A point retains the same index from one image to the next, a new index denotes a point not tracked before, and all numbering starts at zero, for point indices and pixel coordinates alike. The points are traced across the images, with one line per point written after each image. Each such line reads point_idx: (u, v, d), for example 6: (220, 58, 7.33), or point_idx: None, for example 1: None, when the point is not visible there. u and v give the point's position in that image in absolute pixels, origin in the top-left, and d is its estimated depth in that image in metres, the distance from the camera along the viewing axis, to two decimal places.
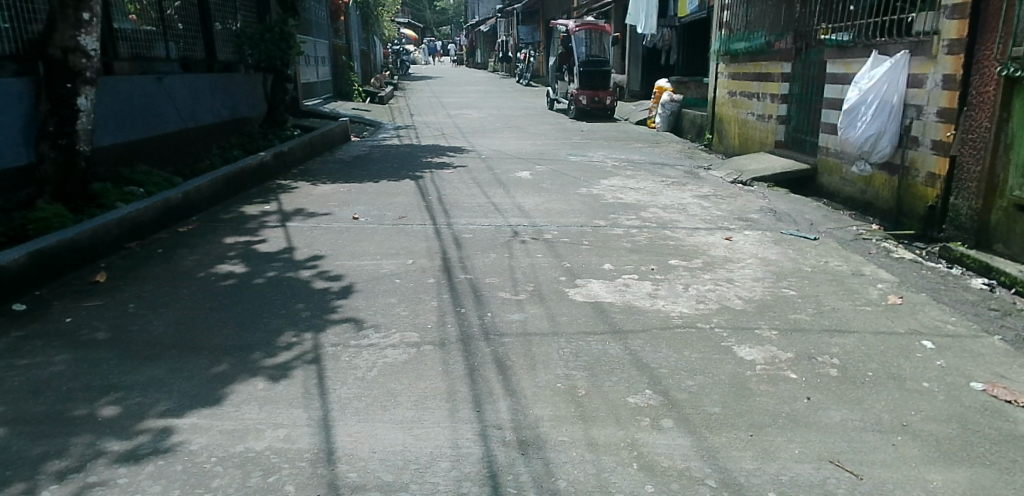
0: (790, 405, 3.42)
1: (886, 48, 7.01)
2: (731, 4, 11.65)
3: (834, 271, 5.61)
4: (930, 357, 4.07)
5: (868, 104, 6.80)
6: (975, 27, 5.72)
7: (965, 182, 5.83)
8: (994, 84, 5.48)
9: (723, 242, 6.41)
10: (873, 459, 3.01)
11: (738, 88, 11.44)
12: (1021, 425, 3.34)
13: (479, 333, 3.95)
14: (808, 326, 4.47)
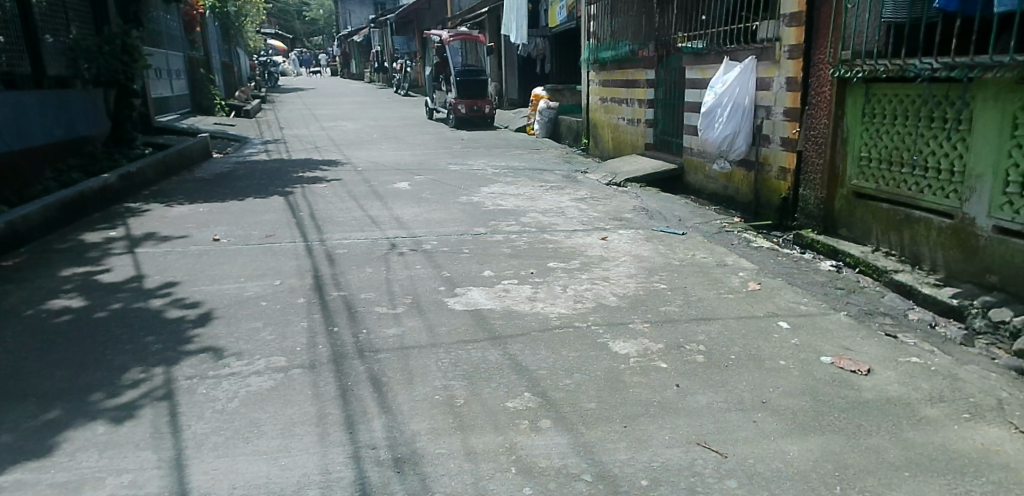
0: (660, 393, 3.57)
1: (736, 54, 7.49)
2: (596, 14, 12.07)
3: (700, 263, 5.93)
4: (785, 336, 4.39)
5: (723, 106, 7.19)
6: (810, 34, 6.24)
7: (811, 174, 6.34)
8: (829, 85, 6.00)
9: (598, 242, 6.61)
10: (736, 437, 3.19)
11: (609, 95, 11.87)
12: (862, 392, 3.67)
13: (353, 351, 3.84)
14: (677, 316, 4.70)
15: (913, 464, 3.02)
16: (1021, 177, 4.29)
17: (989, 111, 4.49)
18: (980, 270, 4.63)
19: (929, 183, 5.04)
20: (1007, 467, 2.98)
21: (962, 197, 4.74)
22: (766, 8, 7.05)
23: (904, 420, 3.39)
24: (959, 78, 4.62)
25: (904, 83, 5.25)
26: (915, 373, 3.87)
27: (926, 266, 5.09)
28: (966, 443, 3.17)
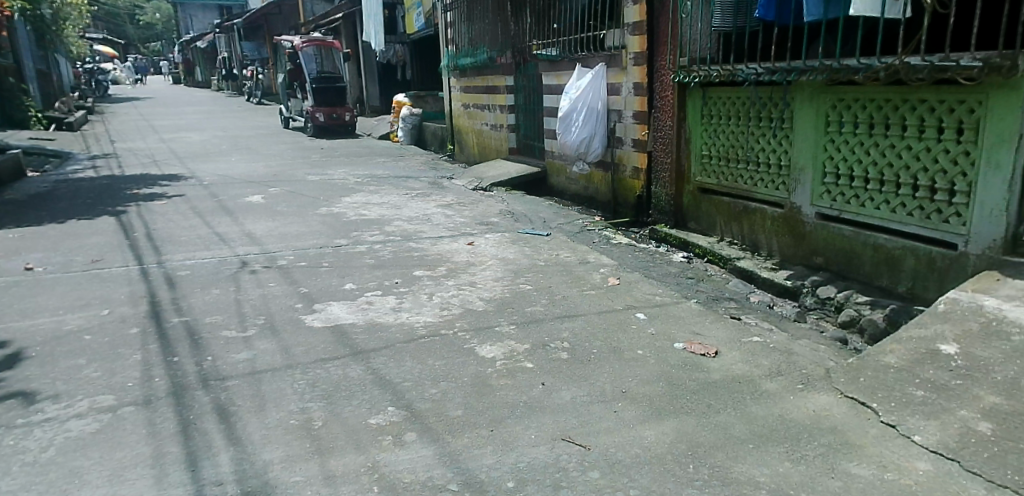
0: (526, 393, 3.61)
1: (587, 61, 7.75)
2: (453, 21, 12.10)
3: (563, 262, 6.08)
4: (643, 327, 4.59)
5: (578, 111, 7.40)
6: (650, 41, 6.56)
7: (661, 173, 6.68)
8: (671, 90, 6.34)
9: (465, 248, 6.61)
10: (597, 428, 3.29)
11: (471, 101, 11.93)
12: (711, 373, 3.90)
13: (196, 381, 3.56)
14: (542, 316, 4.78)
15: (756, 435, 3.25)
16: (836, 169, 4.74)
17: (806, 110, 4.92)
18: (808, 253, 5.06)
19: (762, 177, 5.45)
20: (835, 430, 3.27)
21: (789, 189, 5.18)
22: (611, 16, 7.35)
23: (748, 396, 3.64)
24: (779, 81, 5.03)
25: (735, 87, 5.65)
26: (757, 351, 4.18)
27: (764, 253, 5.50)
28: (800, 411, 3.46)
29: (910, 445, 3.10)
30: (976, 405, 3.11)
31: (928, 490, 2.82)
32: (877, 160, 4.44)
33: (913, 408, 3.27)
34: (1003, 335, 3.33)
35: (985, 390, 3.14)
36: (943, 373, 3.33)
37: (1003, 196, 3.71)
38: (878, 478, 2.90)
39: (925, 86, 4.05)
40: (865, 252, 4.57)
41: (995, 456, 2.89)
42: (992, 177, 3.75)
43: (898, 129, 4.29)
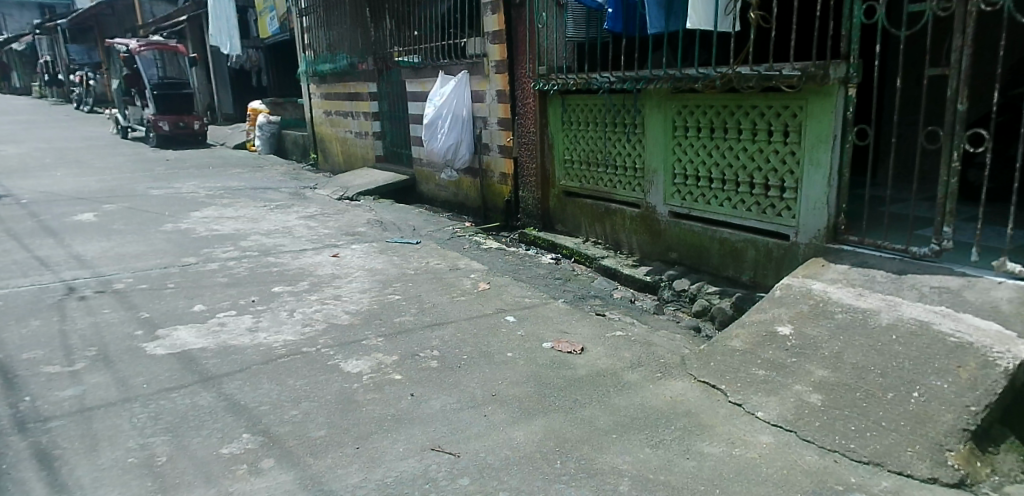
0: (395, 406, 3.52)
1: (450, 69, 7.73)
2: (309, 26, 11.68)
3: (432, 270, 6.02)
4: (513, 329, 4.63)
5: (443, 118, 7.37)
6: (509, 50, 6.64)
7: (527, 178, 6.79)
8: (532, 97, 6.46)
9: (330, 260, 6.39)
10: (466, 435, 3.27)
11: (333, 108, 11.57)
12: (578, 370, 4.00)
13: (12, 426, 3.18)
14: (411, 326, 4.70)
15: (619, 426, 3.37)
16: (684, 170, 5.03)
17: (655, 115, 5.18)
18: (664, 249, 5.33)
19: (619, 179, 5.68)
20: (690, 413, 3.46)
21: (645, 190, 5.43)
22: (473, 25, 7.38)
23: (612, 389, 3.77)
24: (629, 89, 5.26)
25: (590, 94, 5.84)
26: (621, 345, 4.34)
27: (626, 250, 5.74)
28: (659, 399, 3.63)
29: (755, 421, 3.34)
30: (809, 379, 3.40)
31: (770, 460, 3.04)
32: (719, 161, 4.75)
33: (756, 386, 3.52)
34: (829, 314, 3.67)
35: (816, 365, 3.45)
36: (780, 353, 3.61)
37: (823, 191, 4.08)
38: (728, 455, 3.10)
39: (755, 93, 4.39)
40: (713, 246, 4.88)
41: (825, 424, 3.16)
42: (814, 174, 4.12)
43: (735, 133, 4.61)
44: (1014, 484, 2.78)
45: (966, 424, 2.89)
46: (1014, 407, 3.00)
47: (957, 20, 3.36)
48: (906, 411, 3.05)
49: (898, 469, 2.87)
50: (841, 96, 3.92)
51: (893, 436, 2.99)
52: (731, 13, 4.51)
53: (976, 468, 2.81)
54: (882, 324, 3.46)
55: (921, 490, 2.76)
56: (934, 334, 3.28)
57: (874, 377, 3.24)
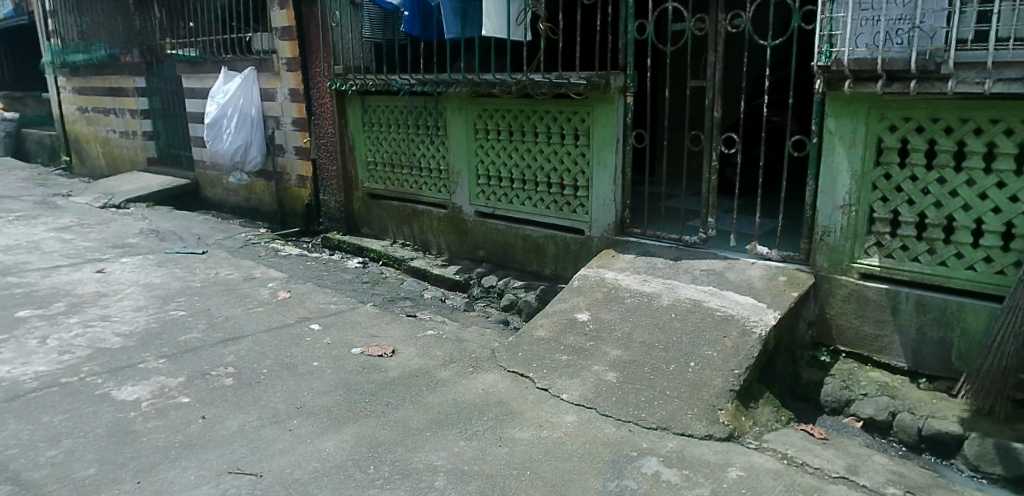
0: (182, 432, 3.32)
1: (233, 64, 7.23)
2: (54, 10, 10.21)
3: (223, 281, 5.64)
4: (318, 338, 4.51)
5: (229, 117, 6.90)
6: (301, 47, 6.39)
7: (327, 181, 6.60)
8: (328, 97, 6.28)
9: (93, 276, 5.69)
10: (270, 452, 3.16)
11: (90, 105, 10.24)
12: (389, 372, 4.01)
13: None
14: (200, 343, 4.37)
15: (433, 423, 3.45)
16: (487, 171, 5.24)
17: (457, 118, 5.33)
18: (471, 248, 5.51)
19: (425, 181, 5.75)
20: (500, 402, 3.64)
21: (450, 190, 5.55)
22: (258, 19, 6.97)
23: (425, 387, 3.84)
24: (429, 92, 5.34)
25: (390, 96, 5.83)
26: (431, 344, 4.42)
27: (434, 250, 5.83)
28: (472, 392, 3.77)
29: (560, 402, 3.60)
30: (605, 359, 3.75)
31: (574, 436, 3.30)
32: (518, 162, 5.01)
33: (560, 370, 3.80)
34: (620, 299, 4.07)
35: (610, 346, 3.81)
36: (580, 338, 3.94)
37: (611, 189, 4.50)
38: (536, 437, 3.31)
39: (547, 99, 4.70)
40: (517, 243, 5.14)
41: (620, 398, 3.51)
42: (602, 174, 4.53)
43: (531, 136, 4.90)
44: (770, 431, 3.28)
45: (732, 385, 3.37)
46: (767, 367, 3.56)
47: (711, 39, 3.90)
48: (685, 379, 3.48)
49: (681, 430, 3.25)
50: (621, 103, 4.35)
51: (676, 402, 3.39)
52: (523, 23, 4.78)
53: (742, 422, 3.28)
54: (663, 305, 3.92)
55: (700, 446, 3.15)
56: (704, 310, 3.79)
57: (658, 352, 3.67)
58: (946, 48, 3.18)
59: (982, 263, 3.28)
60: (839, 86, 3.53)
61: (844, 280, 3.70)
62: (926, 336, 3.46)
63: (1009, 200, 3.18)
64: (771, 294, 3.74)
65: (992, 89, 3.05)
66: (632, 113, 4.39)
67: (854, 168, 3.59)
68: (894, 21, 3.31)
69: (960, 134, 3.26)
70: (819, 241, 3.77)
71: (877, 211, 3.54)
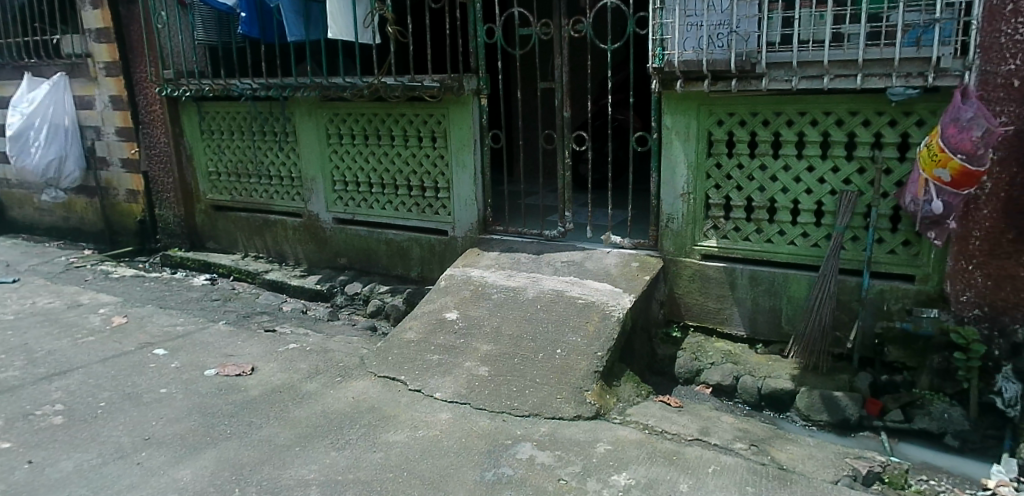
0: (2, 481, 3.01)
1: (39, 69, 6.51)
2: None
3: (43, 311, 5.06)
4: (164, 363, 4.20)
5: (36, 129, 6.23)
6: (121, 50, 5.86)
7: (163, 194, 6.12)
8: (158, 103, 5.82)
9: None
10: (116, 490, 2.94)
11: None
12: (249, 391, 3.84)
13: None
14: (19, 382, 3.92)
15: (300, 437, 3.36)
16: (343, 177, 5.14)
17: (306, 123, 5.18)
18: (331, 255, 5.37)
19: (275, 189, 5.52)
20: (372, 408, 3.61)
21: (304, 198, 5.38)
22: (65, 19, 6.30)
23: (290, 402, 3.71)
24: (275, 97, 5.12)
25: (230, 101, 5.54)
26: (294, 357, 4.27)
27: (291, 261, 5.60)
28: (342, 402, 3.70)
29: (434, 402, 3.63)
30: (476, 355, 3.84)
31: (449, 433, 3.35)
32: (376, 166, 4.97)
33: (431, 371, 3.83)
34: (487, 296, 4.19)
35: (480, 342, 3.91)
36: (450, 337, 3.99)
37: (471, 189, 4.60)
38: (411, 438, 3.32)
39: (401, 102, 4.71)
40: (380, 248, 5.09)
41: (492, 391, 3.60)
42: (462, 174, 4.61)
43: (387, 139, 4.88)
44: (632, 406, 3.51)
45: (596, 366, 3.57)
46: (626, 346, 3.81)
47: (557, 43, 4.09)
48: (553, 365, 3.64)
49: (552, 414, 3.40)
50: (476, 105, 4.47)
51: (546, 389, 3.54)
52: (369, 26, 4.74)
53: (607, 400, 3.48)
54: (527, 298, 4.08)
55: (570, 426, 3.32)
56: (566, 299, 3.99)
57: (527, 343, 3.81)
58: (759, 50, 3.55)
59: (800, 238, 3.76)
60: (672, 86, 3.87)
61: (688, 261, 4.07)
62: (760, 306, 3.90)
63: (818, 182, 3.67)
64: (626, 280, 4.02)
65: (798, 85, 3.51)
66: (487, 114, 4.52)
67: (690, 160, 3.95)
68: (715, 26, 3.64)
69: (776, 126, 3.71)
70: (665, 228, 4.12)
71: (712, 198, 3.94)
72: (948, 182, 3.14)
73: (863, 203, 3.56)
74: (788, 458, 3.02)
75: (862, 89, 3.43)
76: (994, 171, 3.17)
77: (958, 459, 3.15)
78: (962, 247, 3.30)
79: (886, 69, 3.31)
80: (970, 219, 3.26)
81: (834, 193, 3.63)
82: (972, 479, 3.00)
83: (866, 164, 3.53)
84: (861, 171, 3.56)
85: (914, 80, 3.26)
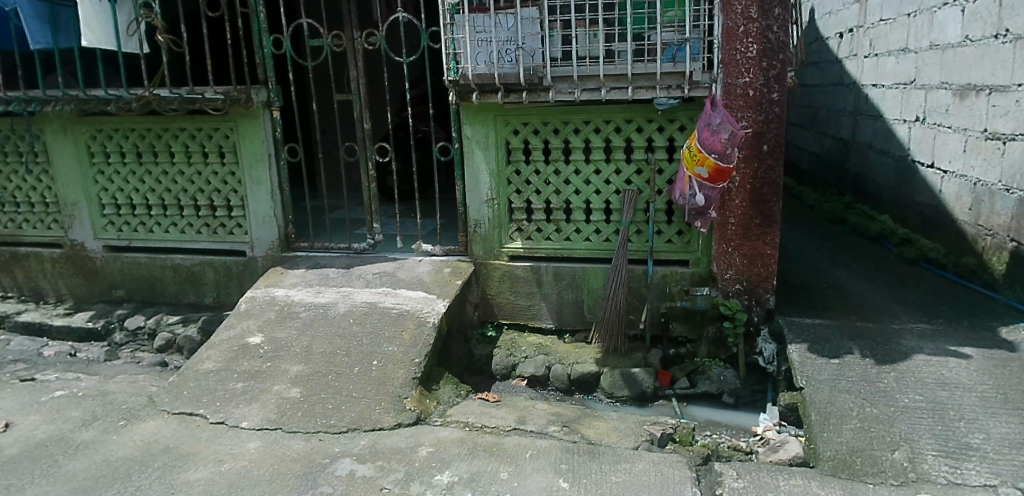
0: None
1: None
2: None
3: None
4: None
5: None
6: None
7: None
8: None
9: None
10: None
11: None
12: (7, 450, 3.28)
13: None
14: None
15: (78, 491, 2.93)
16: (114, 199, 4.63)
17: (61, 142, 4.58)
18: (105, 288, 4.79)
19: (25, 217, 4.82)
20: (167, 448, 3.21)
21: (64, 225, 4.75)
22: None
23: (63, 454, 3.23)
24: (17, 113, 4.46)
25: None
26: (63, 405, 3.73)
27: (51, 299, 4.91)
28: (128, 446, 3.25)
29: (240, 431, 3.29)
30: (286, 377, 3.57)
31: (260, 462, 3.05)
32: (154, 186, 4.55)
33: (235, 400, 3.48)
34: (294, 315, 3.98)
35: (290, 363, 3.65)
36: (255, 361, 3.69)
37: (269, 206, 4.39)
38: (215, 474, 2.98)
39: (180, 116, 4.36)
40: (165, 274, 4.65)
41: (306, 412, 3.35)
42: (257, 191, 4.38)
43: (166, 156, 4.48)
44: (453, 407, 3.48)
45: (414, 373, 3.50)
46: (444, 350, 3.86)
47: (350, 55, 4.03)
48: (370, 377, 3.50)
49: (371, 427, 3.24)
50: (268, 118, 4.28)
51: (363, 402, 3.37)
52: (134, 35, 4.35)
53: (426, 405, 3.42)
54: (339, 313, 3.96)
55: (391, 435, 3.19)
56: (380, 310, 3.94)
57: (340, 358, 3.64)
58: (544, 65, 3.85)
59: (594, 235, 4.13)
60: (469, 97, 4.02)
61: (497, 263, 4.28)
62: (564, 299, 4.23)
63: (605, 183, 4.06)
64: (439, 286, 4.10)
65: (581, 97, 3.86)
66: (279, 126, 4.36)
67: (491, 168, 4.15)
68: (503, 42, 3.86)
69: (565, 134, 4.04)
70: (473, 233, 4.28)
71: (514, 202, 4.17)
72: (706, 179, 3.60)
73: (643, 200, 4.02)
74: (595, 433, 3.28)
75: (633, 99, 3.86)
76: (741, 166, 3.69)
77: (734, 413, 3.67)
78: (722, 232, 3.82)
79: (650, 82, 3.78)
80: (726, 208, 3.77)
81: (619, 192, 4.04)
82: (745, 428, 3.53)
83: (642, 166, 3.99)
84: (639, 172, 4.01)
85: (674, 91, 3.76)
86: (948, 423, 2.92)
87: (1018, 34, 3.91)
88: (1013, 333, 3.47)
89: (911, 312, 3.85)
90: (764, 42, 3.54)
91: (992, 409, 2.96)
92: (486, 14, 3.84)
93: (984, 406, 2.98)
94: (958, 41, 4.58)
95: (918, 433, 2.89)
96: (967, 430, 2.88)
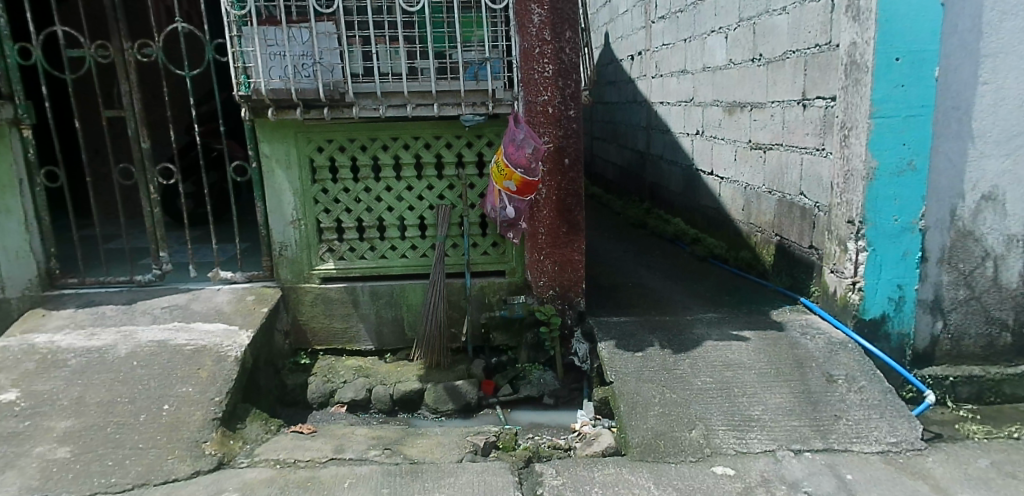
0: None
1: None
2: None
3: None
4: None
5: None
6: None
7: None
8: None
9: None
10: None
11: None
12: None
13: None
14: None
15: None
16: None
17: None
18: None
19: None
20: None
21: None
22: None
23: None
24: None
25: None
26: None
27: None
28: None
29: None
30: (51, 436, 3.10)
31: None
32: None
33: None
34: (61, 363, 3.49)
35: (56, 418, 3.19)
36: (9, 421, 3.16)
37: (23, 238, 3.88)
38: None
39: None
40: None
41: (79, 473, 2.92)
42: (6, 222, 3.85)
43: None
44: (261, 445, 3.25)
45: (214, 413, 3.22)
46: (251, 384, 3.59)
47: (119, 67, 3.66)
48: (160, 424, 3.16)
49: (162, 479, 2.91)
50: (15, 137, 3.79)
51: (151, 453, 3.02)
52: None
53: (230, 447, 3.15)
54: (119, 356, 3.54)
55: (187, 486, 2.89)
56: (171, 348, 3.59)
57: (122, 407, 3.25)
58: (345, 80, 3.74)
59: (410, 251, 4.09)
60: (264, 114, 3.80)
61: (308, 286, 4.09)
62: (383, 318, 4.14)
63: (417, 199, 4.03)
64: (242, 316, 3.83)
65: (386, 113, 3.81)
66: (31, 147, 3.89)
67: (294, 187, 3.95)
68: (298, 56, 3.71)
69: (373, 151, 3.96)
70: (279, 257, 4.05)
71: (322, 222, 4.01)
72: (515, 192, 3.67)
73: (456, 215, 4.05)
74: (418, 452, 3.23)
75: (440, 116, 3.88)
76: (546, 180, 3.82)
77: (555, 413, 3.80)
78: (533, 242, 3.93)
79: (455, 99, 3.82)
80: (536, 219, 3.89)
81: (432, 208, 4.04)
82: (564, 425, 3.67)
83: (454, 181, 4.01)
84: (451, 187, 4.03)
85: (479, 108, 3.84)
86: (733, 400, 3.23)
87: (769, 58, 4.47)
88: (782, 314, 3.95)
89: (701, 303, 4.23)
90: (559, 63, 3.71)
91: (767, 382, 3.32)
92: (277, 27, 3.67)
93: (761, 380, 3.34)
94: (723, 64, 5.15)
95: (709, 412, 3.17)
96: (749, 404, 3.21)
